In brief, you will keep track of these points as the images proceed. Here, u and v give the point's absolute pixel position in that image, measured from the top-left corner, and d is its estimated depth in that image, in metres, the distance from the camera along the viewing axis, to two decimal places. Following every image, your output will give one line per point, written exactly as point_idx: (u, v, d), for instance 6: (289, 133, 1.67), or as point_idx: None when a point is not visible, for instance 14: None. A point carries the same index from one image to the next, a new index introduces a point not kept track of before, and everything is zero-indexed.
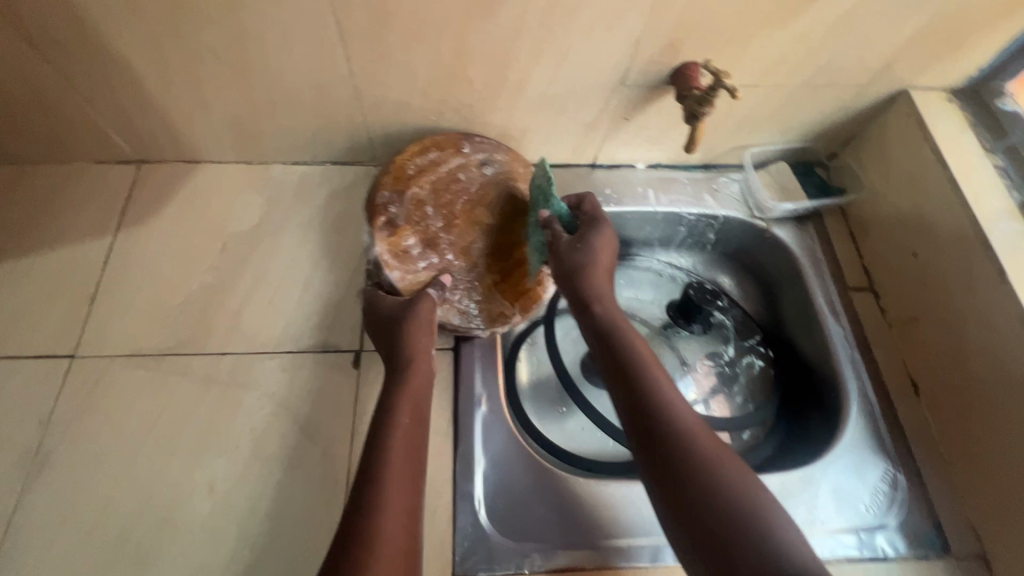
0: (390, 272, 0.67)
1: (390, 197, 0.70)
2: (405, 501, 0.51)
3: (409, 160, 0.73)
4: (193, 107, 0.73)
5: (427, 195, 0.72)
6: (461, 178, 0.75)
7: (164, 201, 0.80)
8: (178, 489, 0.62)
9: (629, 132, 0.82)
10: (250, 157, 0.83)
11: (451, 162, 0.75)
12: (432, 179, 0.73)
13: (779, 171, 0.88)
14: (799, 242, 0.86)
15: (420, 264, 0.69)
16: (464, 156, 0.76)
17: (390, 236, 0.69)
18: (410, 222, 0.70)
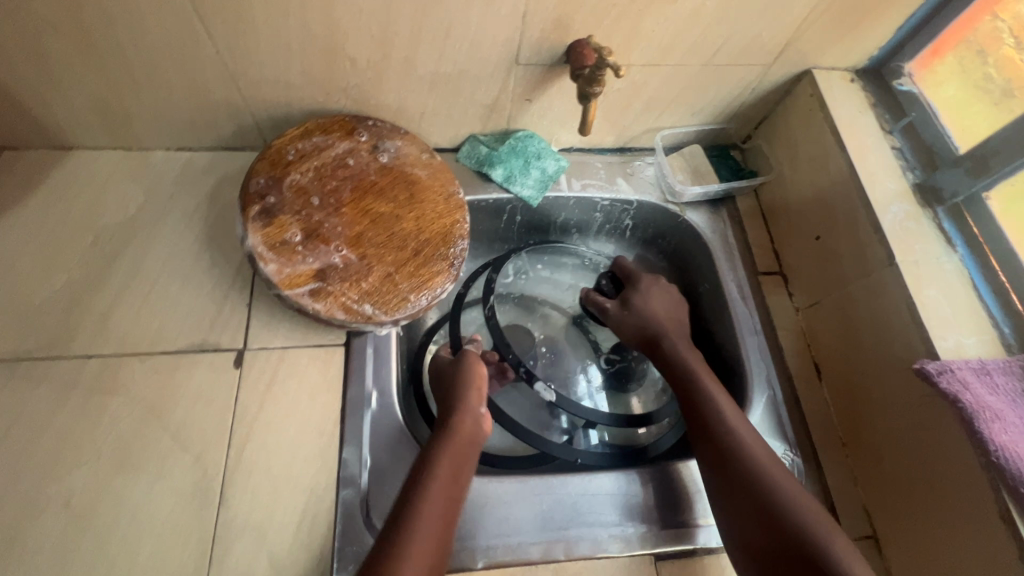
0: (265, 265, 0.63)
1: (266, 185, 0.67)
2: (429, 551, 0.52)
3: (290, 145, 0.69)
4: (47, 88, 0.66)
5: (311, 183, 0.69)
6: (350, 164, 0.71)
7: (29, 191, 0.73)
8: (30, 504, 0.57)
9: (534, 115, 0.79)
10: (127, 142, 0.77)
11: (338, 147, 0.71)
12: (316, 165, 0.69)
13: (692, 154, 0.86)
14: (711, 227, 0.85)
15: (301, 255, 0.65)
16: (355, 140, 0.72)
17: (267, 227, 0.65)
18: (290, 211, 0.66)
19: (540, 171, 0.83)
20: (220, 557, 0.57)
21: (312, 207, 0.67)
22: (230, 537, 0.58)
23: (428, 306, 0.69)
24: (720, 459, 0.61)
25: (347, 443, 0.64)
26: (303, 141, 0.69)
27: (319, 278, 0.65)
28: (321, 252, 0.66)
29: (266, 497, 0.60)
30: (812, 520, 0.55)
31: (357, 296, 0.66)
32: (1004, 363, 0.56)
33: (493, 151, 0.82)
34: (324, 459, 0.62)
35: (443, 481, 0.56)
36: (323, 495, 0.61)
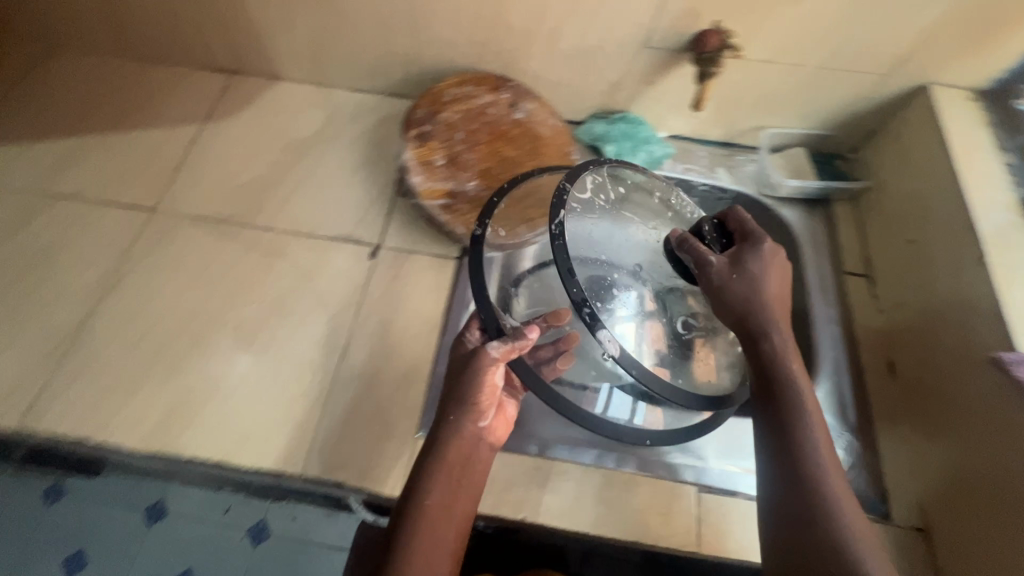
0: (413, 177, 0.78)
1: (424, 116, 0.82)
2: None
3: (447, 89, 0.85)
4: (280, 26, 0.87)
5: (458, 122, 0.83)
6: (490, 113, 0.85)
7: (246, 105, 0.95)
8: (212, 322, 0.75)
9: (651, 98, 0.89)
10: (320, 79, 0.97)
11: (483, 98, 0.85)
12: (464, 109, 0.84)
13: (795, 155, 0.91)
14: (803, 224, 0.89)
15: (441, 176, 0.79)
16: (496, 95, 0.86)
17: (420, 148, 0.80)
18: (437, 141, 0.81)
19: (647, 154, 0.93)
20: (337, 392, 0.71)
21: (455, 141, 0.82)
22: (347, 380, 0.71)
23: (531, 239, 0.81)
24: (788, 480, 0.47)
25: (447, 332, 0.76)
26: (458, 89, 0.85)
27: (449, 197, 0.78)
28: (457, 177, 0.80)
29: (378, 357, 0.73)
30: None
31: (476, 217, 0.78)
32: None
33: (607, 130, 0.93)
34: (427, 340, 0.75)
35: (438, 499, 0.53)
36: (421, 367, 0.73)
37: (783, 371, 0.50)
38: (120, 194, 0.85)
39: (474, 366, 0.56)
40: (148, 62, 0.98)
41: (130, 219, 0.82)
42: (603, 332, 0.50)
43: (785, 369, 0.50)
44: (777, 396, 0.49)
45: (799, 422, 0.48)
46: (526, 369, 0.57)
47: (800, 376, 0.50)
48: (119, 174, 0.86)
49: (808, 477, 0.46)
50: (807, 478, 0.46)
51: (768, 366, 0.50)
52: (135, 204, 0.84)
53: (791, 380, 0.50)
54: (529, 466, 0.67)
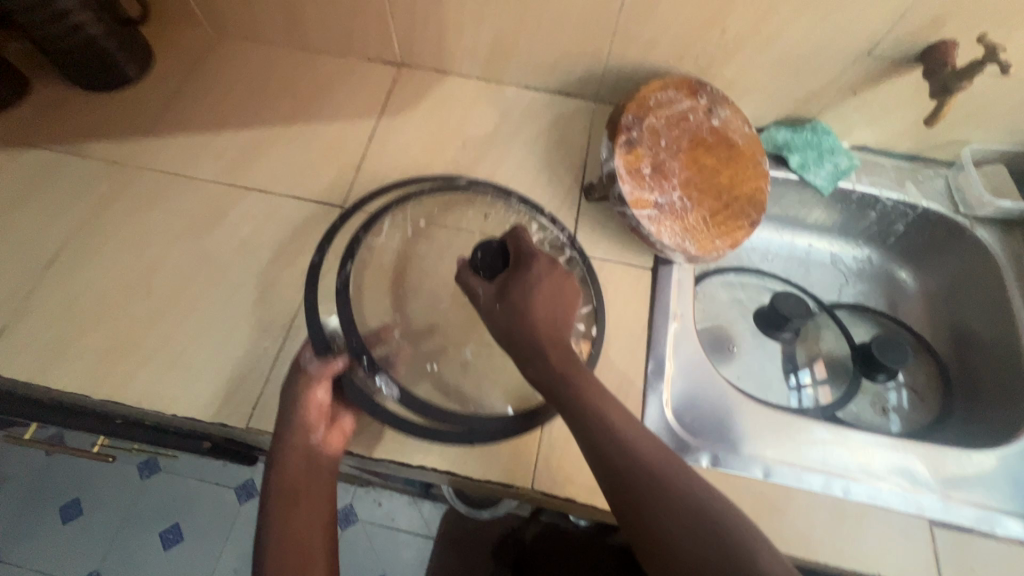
0: (623, 185, 0.76)
1: (631, 121, 0.79)
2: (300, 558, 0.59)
3: (650, 93, 0.81)
4: (470, 20, 0.85)
5: (661, 128, 0.80)
6: (690, 119, 0.81)
7: (418, 100, 0.93)
8: None
9: (850, 107, 0.85)
10: (491, 75, 0.94)
11: (683, 103, 0.82)
12: (666, 114, 0.81)
13: (996, 173, 0.87)
14: (1004, 246, 0.85)
15: (648, 184, 0.77)
16: (695, 101, 0.82)
17: (628, 154, 0.78)
18: (643, 147, 0.79)
19: (833, 166, 0.89)
20: None
21: (659, 148, 0.79)
22: None
23: (730, 251, 0.79)
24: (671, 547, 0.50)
25: (655, 347, 0.74)
26: (661, 93, 0.81)
27: (655, 207, 0.76)
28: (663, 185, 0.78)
29: None
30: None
31: (680, 229, 0.77)
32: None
33: (790, 139, 0.90)
34: (634, 354, 0.73)
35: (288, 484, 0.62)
36: (634, 381, 0.71)
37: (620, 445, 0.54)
38: (307, 188, 0.83)
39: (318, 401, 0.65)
40: (316, 52, 0.96)
41: (320, 214, 0.82)
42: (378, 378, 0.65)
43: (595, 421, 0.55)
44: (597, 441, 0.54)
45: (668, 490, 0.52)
46: (352, 382, 0.66)
47: (625, 431, 0.55)
48: (304, 168, 0.85)
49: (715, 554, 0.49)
50: (706, 538, 0.50)
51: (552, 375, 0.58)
52: (323, 199, 0.83)
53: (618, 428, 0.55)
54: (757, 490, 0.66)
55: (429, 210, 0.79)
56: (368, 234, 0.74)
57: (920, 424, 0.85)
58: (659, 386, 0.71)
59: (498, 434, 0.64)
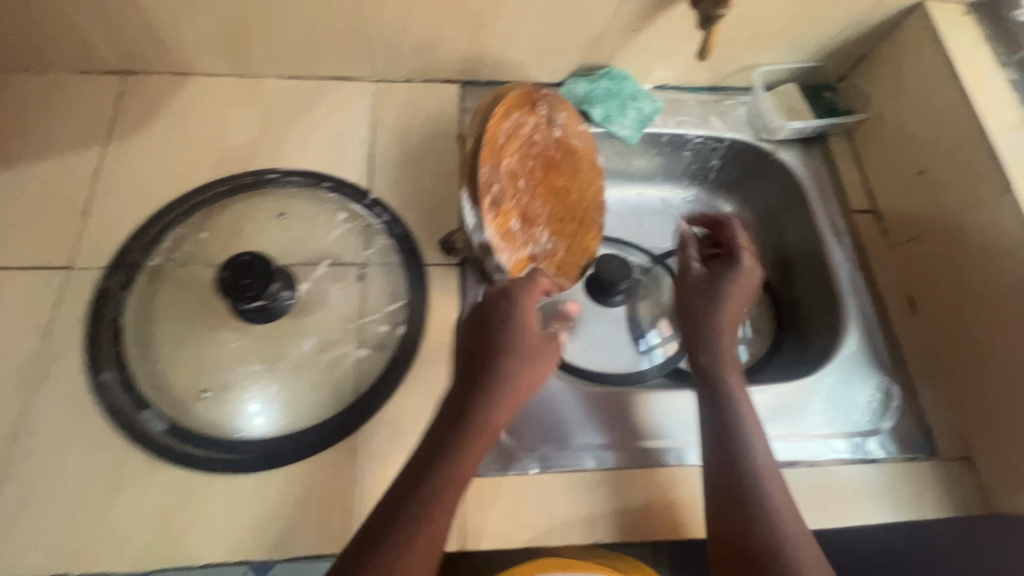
0: (501, 256, 0.64)
1: (489, 173, 0.63)
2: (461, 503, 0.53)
3: (498, 125, 0.65)
4: (181, 7, 0.69)
5: (517, 166, 0.67)
6: (536, 141, 0.70)
7: (156, 114, 0.77)
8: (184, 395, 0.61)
9: (637, 47, 0.80)
10: (243, 69, 0.79)
11: (529, 125, 0.69)
12: (518, 147, 0.67)
13: (788, 92, 0.86)
14: (804, 166, 0.86)
15: (521, 241, 0.67)
16: (537, 116, 0.71)
17: (497, 217, 0.63)
18: (507, 197, 0.65)
19: (636, 112, 0.85)
20: (363, 445, 0.61)
21: (521, 192, 0.67)
22: (371, 430, 0.62)
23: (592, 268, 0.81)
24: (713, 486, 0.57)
25: None
26: (508, 121, 0.66)
27: (533, 261, 0.70)
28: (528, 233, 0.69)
29: (399, 398, 0.64)
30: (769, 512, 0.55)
31: (555, 271, 0.74)
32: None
33: (590, 90, 0.83)
34: (449, 366, 0.66)
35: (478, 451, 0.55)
36: (450, 398, 0.65)
37: (730, 419, 0.61)
38: (17, 254, 0.66)
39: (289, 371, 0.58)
40: (10, 74, 0.76)
41: (41, 284, 0.65)
42: (146, 414, 0.59)
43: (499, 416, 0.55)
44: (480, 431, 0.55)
45: (726, 442, 0.59)
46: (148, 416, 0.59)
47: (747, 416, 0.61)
48: (11, 228, 0.68)
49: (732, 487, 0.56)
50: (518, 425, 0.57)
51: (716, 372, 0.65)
52: (43, 264, 0.66)
53: (731, 401, 0.62)
54: (592, 481, 0.62)
55: (215, 218, 0.67)
56: (153, 258, 0.65)
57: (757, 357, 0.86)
58: None
59: (276, 459, 0.59)
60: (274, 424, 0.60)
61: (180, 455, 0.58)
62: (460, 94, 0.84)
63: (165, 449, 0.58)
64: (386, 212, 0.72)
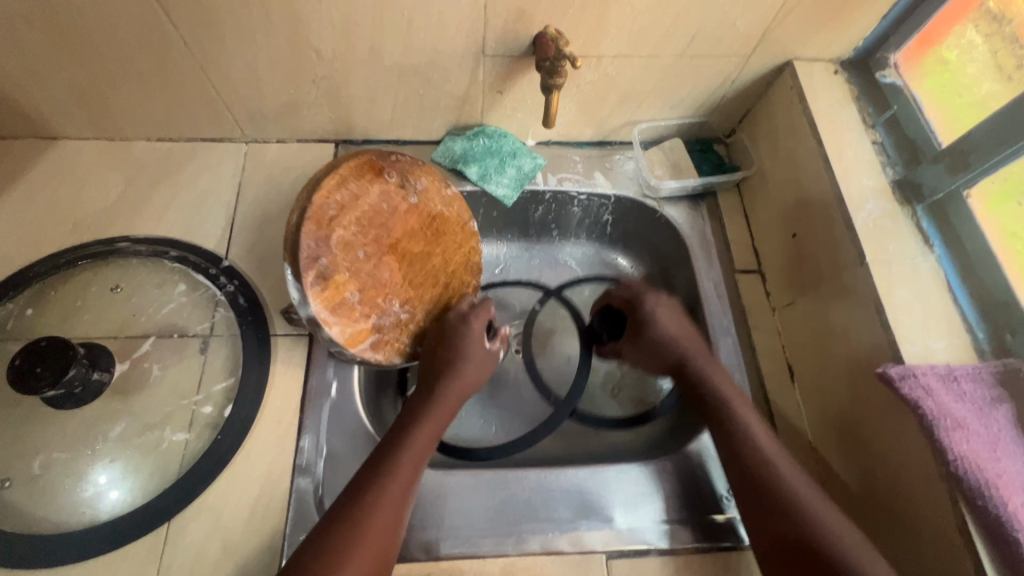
0: (329, 330, 0.60)
1: (314, 247, 0.59)
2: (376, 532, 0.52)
3: (329, 198, 0.60)
4: (28, 79, 0.69)
5: (354, 235, 0.63)
6: (384, 208, 0.66)
7: (17, 179, 0.76)
8: None
9: (508, 107, 0.78)
10: (109, 133, 0.79)
11: (372, 192, 0.65)
12: (357, 216, 0.63)
13: (672, 149, 0.84)
14: (690, 222, 0.83)
15: (359, 313, 0.63)
16: (385, 182, 0.67)
17: (325, 290, 0.59)
18: (341, 270, 0.61)
19: (515, 170, 0.83)
20: (174, 535, 0.58)
21: (359, 262, 0.63)
22: (187, 518, 0.59)
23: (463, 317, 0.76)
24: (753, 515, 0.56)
25: (304, 430, 0.64)
26: (341, 191, 0.61)
27: (376, 331, 0.65)
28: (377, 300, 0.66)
29: (222, 482, 0.61)
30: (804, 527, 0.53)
31: (405, 339, 0.68)
32: (972, 369, 0.54)
33: (468, 148, 0.82)
34: (282, 446, 0.63)
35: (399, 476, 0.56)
36: (279, 481, 0.62)
37: (762, 455, 0.57)
38: None
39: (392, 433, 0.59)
40: None
41: None
42: None
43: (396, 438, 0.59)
44: (391, 476, 0.55)
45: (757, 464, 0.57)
46: None
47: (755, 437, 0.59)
48: None
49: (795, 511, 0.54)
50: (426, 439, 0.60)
51: (714, 398, 0.63)
52: None
53: (749, 434, 0.59)
54: (420, 573, 0.59)
55: (49, 294, 0.66)
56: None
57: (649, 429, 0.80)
58: (306, 479, 0.62)
59: (77, 552, 0.56)
60: (81, 511, 0.58)
61: None
62: (334, 153, 0.82)
63: None
64: (233, 280, 0.70)
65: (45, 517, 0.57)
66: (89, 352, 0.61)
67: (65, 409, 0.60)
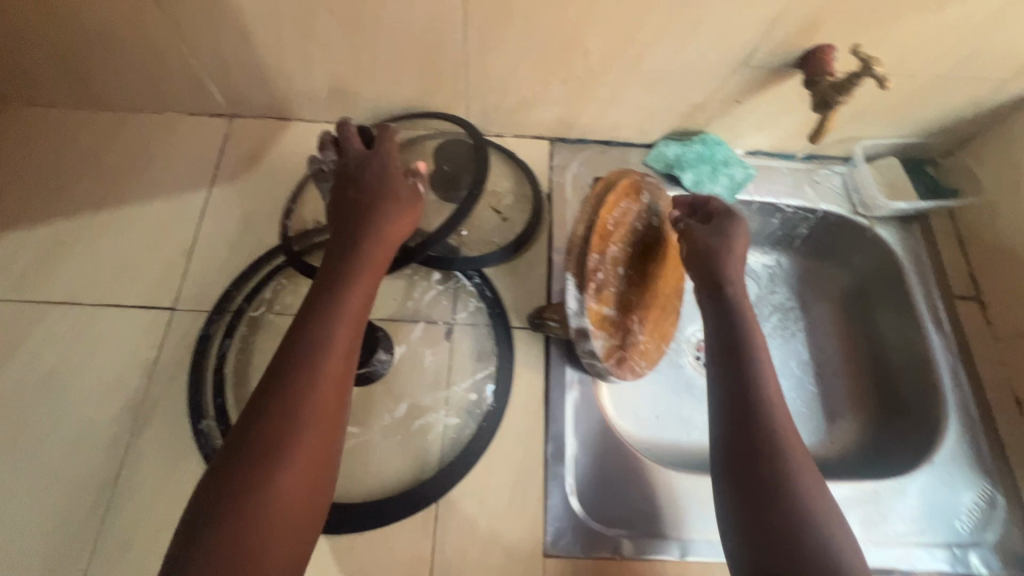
0: (596, 342, 0.62)
1: (597, 261, 0.62)
2: (335, 385, 0.49)
3: (608, 215, 0.64)
4: (296, 63, 0.71)
5: (618, 251, 0.66)
6: (638, 228, 0.70)
7: (258, 157, 0.79)
8: None
9: (737, 116, 0.78)
10: (341, 118, 0.81)
11: (634, 213, 0.68)
12: (624, 235, 0.67)
13: (888, 167, 0.83)
14: (903, 243, 0.82)
15: (614, 328, 0.66)
16: (641, 204, 0.70)
17: (597, 304, 0.62)
18: (608, 287, 0.64)
19: (728, 179, 0.83)
20: (444, 515, 0.61)
21: (620, 278, 0.67)
22: (455, 499, 0.62)
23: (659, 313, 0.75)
24: (739, 497, 0.51)
25: (554, 423, 0.66)
26: (616, 212, 0.65)
27: (620, 349, 0.66)
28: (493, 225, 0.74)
29: (481, 466, 0.63)
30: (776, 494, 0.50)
31: (639, 359, 0.71)
32: None
33: (681, 154, 0.83)
34: (532, 436, 0.65)
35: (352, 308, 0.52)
36: (533, 471, 0.64)
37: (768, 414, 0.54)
38: (126, 291, 0.69)
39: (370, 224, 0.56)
40: (124, 112, 0.80)
41: (146, 324, 0.68)
42: None
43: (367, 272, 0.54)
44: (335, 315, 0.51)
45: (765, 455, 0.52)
46: None
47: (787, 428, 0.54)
48: (122, 265, 0.71)
49: (799, 523, 0.48)
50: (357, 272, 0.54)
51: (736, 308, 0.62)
52: (149, 303, 0.69)
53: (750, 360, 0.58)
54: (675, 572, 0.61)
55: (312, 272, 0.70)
56: (254, 307, 0.67)
57: (850, 449, 0.80)
58: (560, 471, 0.64)
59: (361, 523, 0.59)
60: (367, 484, 0.61)
61: None
62: (549, 151, 0.84)
63: None
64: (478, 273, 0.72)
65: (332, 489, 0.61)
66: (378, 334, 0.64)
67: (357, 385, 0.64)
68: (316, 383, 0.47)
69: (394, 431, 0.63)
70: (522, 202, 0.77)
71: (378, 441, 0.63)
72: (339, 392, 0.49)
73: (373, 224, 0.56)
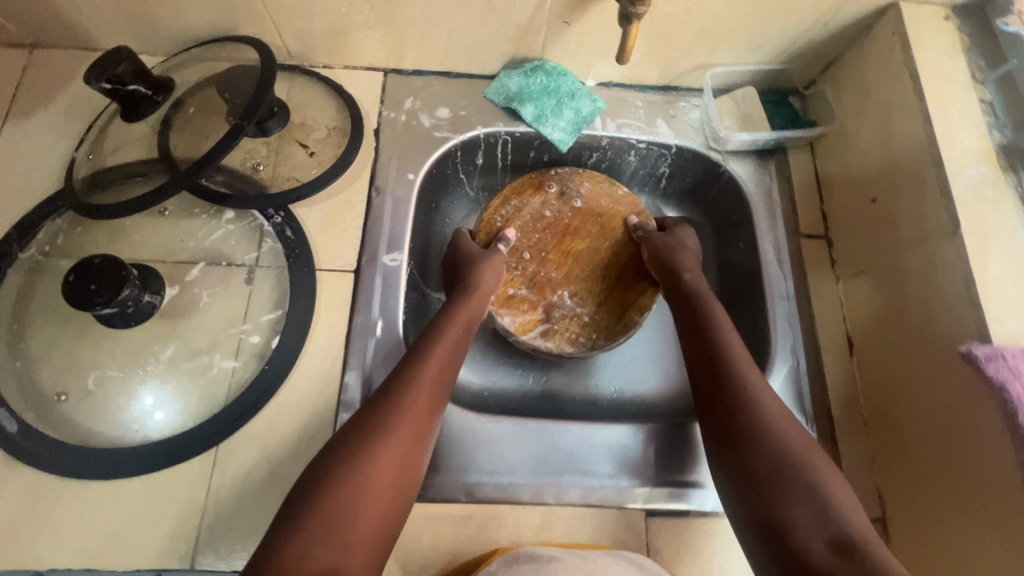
0: (502, 318, 0.70)
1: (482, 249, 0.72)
2: (384, 492, 0.47)
3: (496, 214, 0.75)
4: None
5: (521, 240, 0.74)
6: (547, 215, 0.75)
7: (58, 91, 0.73)
8: (35, 390, 0.59)
9: (572, 40, 0.72)
10: (150, 47, 0.75)
11: (533, 203, 0.75)
12: (520, 224, 0.75)
13: (744, 98, 0.78)
14: (756, 179, 0.77)
15: (528, 305, 0.71)
16: (545, 194, 0.76)
17: None
18: (510, 270, 0.72)
19: (574, 112, 0.77)
20: (221, 459, 0.59)
21: (525, 261, 0.73)
22: (236, 443, 0.60)
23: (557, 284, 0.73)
24: (739, 485, 0.49)
25: (350, 367, 0.64)
26: (504, 208, 0.75)
27: (542, 323, 0.70)
28: (297, 164, 0.69)
29: (267, 410, 0.61)
30: (778, 466, 0.48)
31: (581, 331, 0.71)
32: None
33: (524, 86, 0.76)
34: (327, 380, 0.63)
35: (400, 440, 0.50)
36: (324, 415, 0.62)
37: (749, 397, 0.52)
38: None
39: (478, 266, 0.67)
40: None
41: None
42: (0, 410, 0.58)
43: (462, 310, 0.62)
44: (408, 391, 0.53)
45: (769, 437, 0.50)
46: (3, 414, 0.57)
47: (775, 412, 0.52)
48: None
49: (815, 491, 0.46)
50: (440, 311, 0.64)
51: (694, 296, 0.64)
52: None
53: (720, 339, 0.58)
54: (460, 515, 0.60)
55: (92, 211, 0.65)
56: (27, 250, 0.63)
57: None
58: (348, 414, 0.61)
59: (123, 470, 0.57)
60: (138, 427, 0.58)
61: (25, 455, 0.57)
62: (383, 82, 0.78)
63: (16, 449, 0.57)
64: (280, 212, 0.68)
65: (98, 436, 0.58)
66: (139, 274, 0.60)
67: (116, 328, 0.60)
68: (376, 453, 0.48)
69: (166, 376, 0.60)
70: (335, 135, 0.72)
71: (149, 386, 0.59)
72: (396, 480, 0.48)
73: (476, 274, 0.67)
